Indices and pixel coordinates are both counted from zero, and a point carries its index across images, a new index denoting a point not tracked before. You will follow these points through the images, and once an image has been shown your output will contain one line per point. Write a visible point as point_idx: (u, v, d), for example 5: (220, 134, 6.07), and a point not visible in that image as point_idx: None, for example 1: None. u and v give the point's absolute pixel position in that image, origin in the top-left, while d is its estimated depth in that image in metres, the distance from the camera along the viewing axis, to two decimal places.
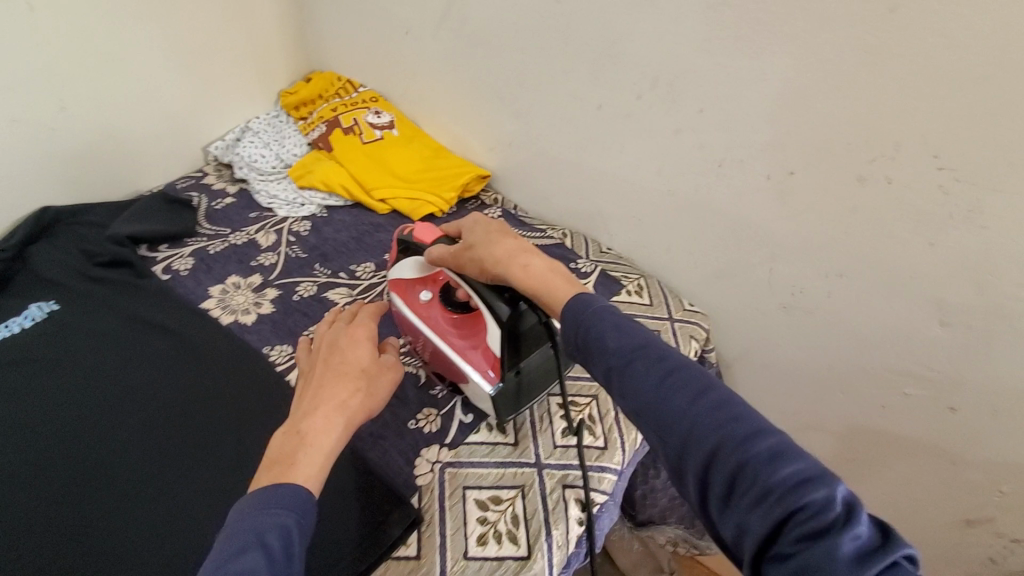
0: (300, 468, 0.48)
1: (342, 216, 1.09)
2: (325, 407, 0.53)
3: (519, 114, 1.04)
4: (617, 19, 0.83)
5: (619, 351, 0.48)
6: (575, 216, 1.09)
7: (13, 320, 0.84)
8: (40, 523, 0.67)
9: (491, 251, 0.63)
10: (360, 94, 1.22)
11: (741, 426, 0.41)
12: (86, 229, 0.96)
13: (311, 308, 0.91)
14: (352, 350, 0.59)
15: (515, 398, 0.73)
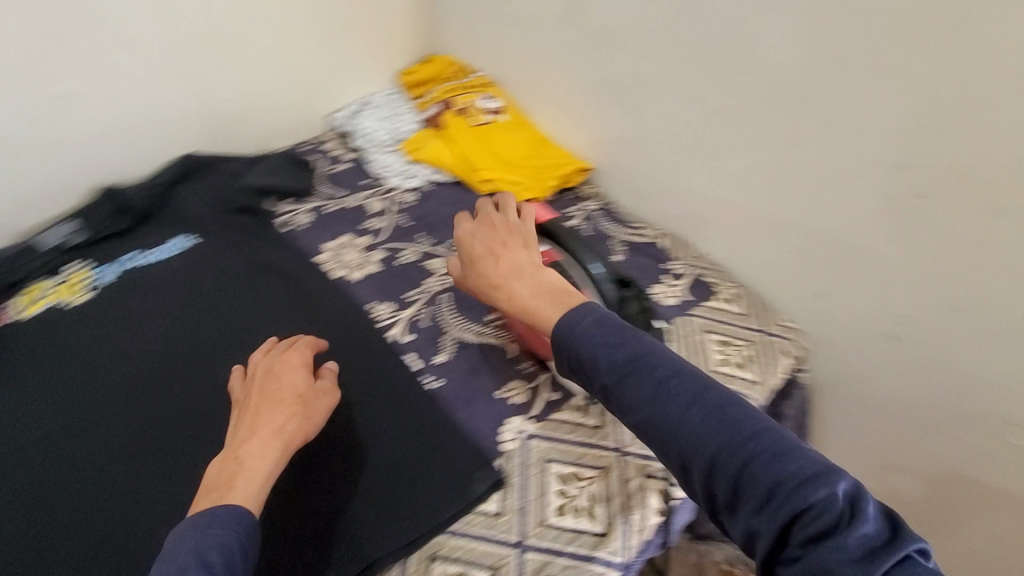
0: (238, 490, 0.56)
1: (446, 192, 1.14)
2: (263, 433, 0.61)
3: (631, 112, 1.05)
4: (757, 23, 0.83)
5: (619, 370, 0.56)
6: (673, 218, 1.08)
7: (158, 249, 0.93)
8: (165, 428, 0.72)
9: (490, 273, 0.71)
10: (473, 79, 1.27)
11: (739, 432, 0.50)
12: (222, 176, 1.05)
13: (412, 273, 0.96)
14: (287, 378, 0.67)
15: None
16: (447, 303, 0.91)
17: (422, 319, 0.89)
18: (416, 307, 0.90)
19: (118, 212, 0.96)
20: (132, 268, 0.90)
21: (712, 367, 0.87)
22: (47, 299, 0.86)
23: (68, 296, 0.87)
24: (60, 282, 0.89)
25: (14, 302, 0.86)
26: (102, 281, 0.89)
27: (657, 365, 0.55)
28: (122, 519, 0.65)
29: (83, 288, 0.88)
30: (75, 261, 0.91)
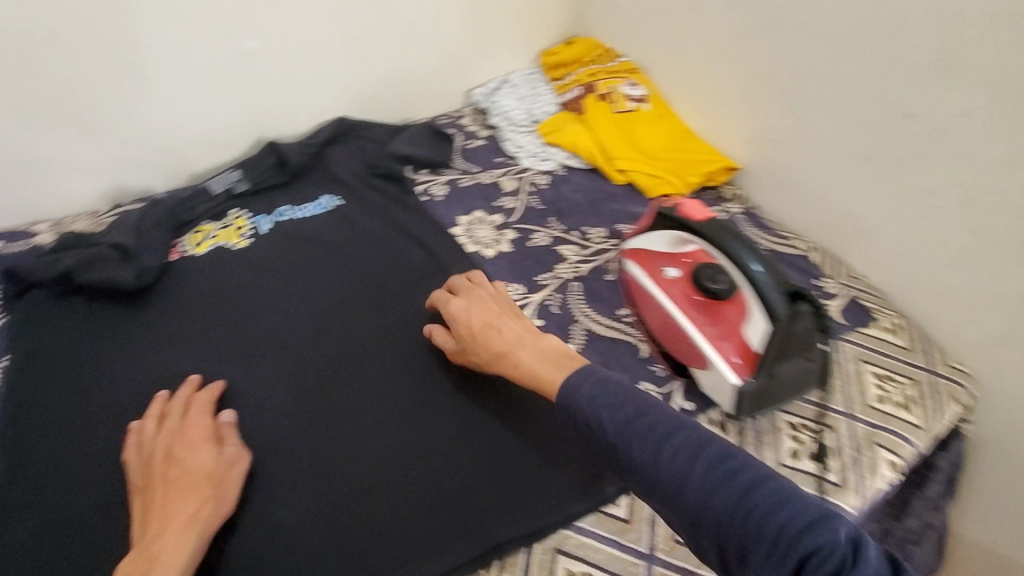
0: None
1: (580, 178, 1.11)
2: (175, 525, 0.55)
3: (802, 111, 0.97)
4: (987, 32, 0.75)
5: (614, 421, 0.53)
6: (828, 231, 1.00)
7: (309, 206, 0.98)
8: (306, 375, 0.76)
9: (491, 344, 0.68)
10: (618, 64, 1.22)
11: (737, 485, 0.47)
12: (370, 142, 1.08)
13: (545, 257, 0.95)
14: (193, 457, 0.61)
15: (759, 401, 0.69)
16: (576, 291, 0.90)
17: (553, 304, 0.87)
18: (548, 291, 0.89)
19: (277, 166, 1.02)
20: (286, 220, 0.96)
21: (867, 402, 0.78)
22: (213, 239, 0.92)
23: (231, 239, 0.92)
24: (225, 224, 0.94)
25: (186, 238, 0.91)
26: (259, 229, 0.94)
27: (653, 415, 0.52)
28: (270, 456, 0.68)
29: (245, 233, 0.93)
30: (237, 208, 0.97)
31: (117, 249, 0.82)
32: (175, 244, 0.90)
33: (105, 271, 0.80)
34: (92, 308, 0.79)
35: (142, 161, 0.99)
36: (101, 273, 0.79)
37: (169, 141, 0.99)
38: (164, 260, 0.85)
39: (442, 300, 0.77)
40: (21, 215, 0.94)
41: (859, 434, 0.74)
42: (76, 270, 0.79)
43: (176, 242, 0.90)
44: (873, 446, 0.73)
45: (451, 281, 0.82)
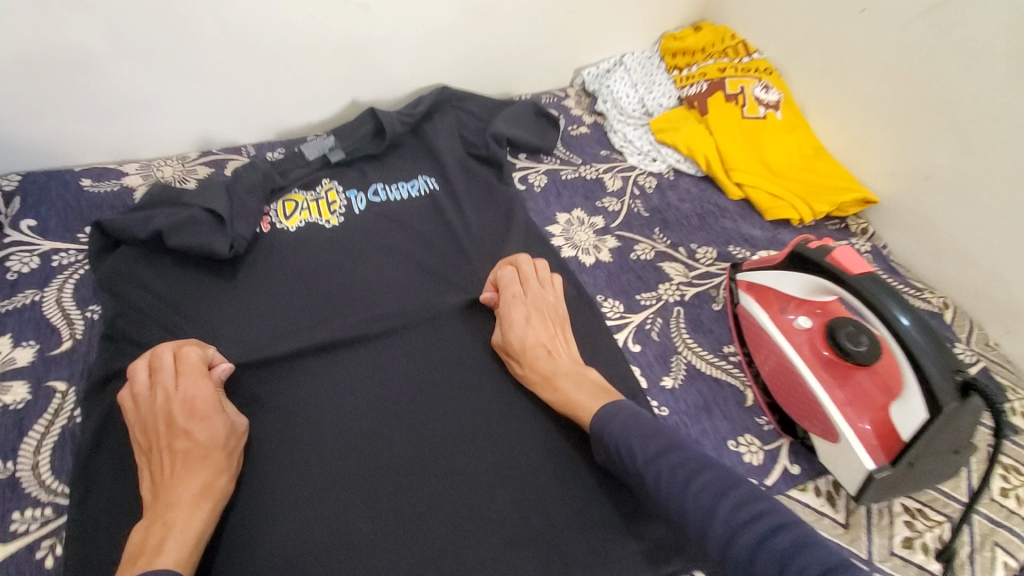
0: (168, 555, 0.50)
1: (689, 185, 1.01)
2: (189, 495, 0.55)
3: (970, 150, 0.84)
4: None
5: (647, 455, 0.56)
6: (968, 288, 0.89)
7: (404, 187, 0.91)
8: (389, 371, 0.72)
9: (537, 363, 0.69)
10: (752, 61, 1.09)
11: (760, 523, 0.48)
12: (469, 116, 1.00)
13: (646, 272, 0.87)
14: (201, 427, 0.59)
15: (889, 490, 0.60)
16: (679, 317, 0.82)
17: (653, 329, 0.80)
18: (650, 312, 0.82)
19: (374, 135, 0.95)
20: (380, 201, 0.90)
21: (994, 498, 0.70)
22: (304, 213, 0.86)
23: (322, 214, 0.86)
24: (317, 197, 0.88)
25: (276, 208, 0.86)
26: (351, 208, 0.88)
27: (684, 450, 0.56)
28: (349, 455, 0.65)
29: (336, 210, 0.87)
30: (327, 178, 0.91)
31: (212, 214, 0.77)
32: (267, 212, 0.85)
33: (199, 236, 0.75)
34: (180, 273, 0.76)
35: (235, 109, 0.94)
36: (196, 238, 0.75)
37: (266, 91, 0.94)
38: (256, 231, 0.81)
39: (504, 286, 0.75)
40: (112, 151, 0.91)
41: (978, 530, 0.67)
42: (169, 232, 0.75)
43: (267, 210, 0.85)
44: (996, 547, 0.66)
45: (512, 266, 0.78)
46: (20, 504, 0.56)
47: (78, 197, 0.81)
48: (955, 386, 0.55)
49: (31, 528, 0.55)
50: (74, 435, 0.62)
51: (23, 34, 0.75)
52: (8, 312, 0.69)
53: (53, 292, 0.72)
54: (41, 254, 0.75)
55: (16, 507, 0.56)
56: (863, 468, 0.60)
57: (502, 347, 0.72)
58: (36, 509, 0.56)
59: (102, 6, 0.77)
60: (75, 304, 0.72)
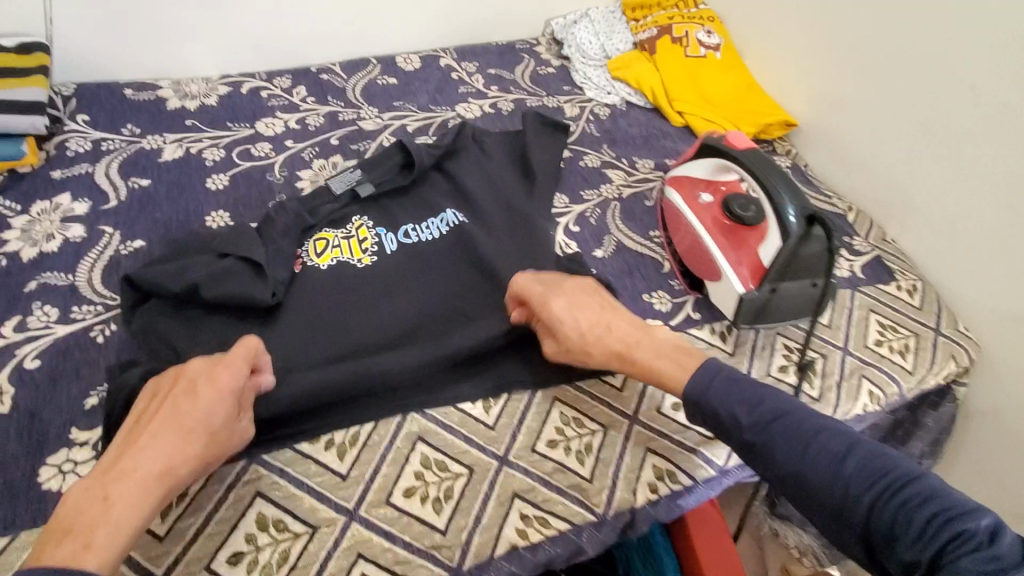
0: (94, 538, 0.47)
1: (639, 114, 1.16)
2: (150, 473, 0.51)
3: (865, 73, 1.00)
4: None
5: (756, 421, 0.59)
6: (870, 196, 1.03)
7: (433, 223, 0.84)
8: None
9: (609, 346, 0.67)
10: (699, 11, 1.24)
11: (885, 479, 0.52)
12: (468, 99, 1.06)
13: (592, 176, 1.02)
14: (201, 405, 0.55)
15: (756, 314, 0.78)
16: (615, 210, 0.97)
17: (591, 216, 0.95)
18: (591, 204, 0.97)
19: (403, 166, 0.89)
20: (411, 241, 0.82)
21: (868, 345, 0.84)
22: (335, 251, 0.80)
23: (354, 254, 0.80)
24: (347, 234, 0.82)
25: (307, 247, 0.80)
26: (383, 248, 0.81)
27: (796, 416, 0.58)
28: None
29: (367, 248, 0.81)
30: (358, 214, 0.85)
31: (249, 262, 0.73)
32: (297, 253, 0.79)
33: (238, 286, 0.71)
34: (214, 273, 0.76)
35: (252, 40, 1.11)
36: (234, 289, 0.70)
37: (279, 26, 1.11)
38: (291, 272, 0.76)
39: (524, 289, 0.70)
40: (147, 70, 1.08)
41: (849, 366, 0.81)
42: (204, 284, 0.70)
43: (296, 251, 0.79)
44: (859, 376, 0.80)
45: (524, 271, 0.73)
46: (75, 301, 0.73)
47: (122, 101, 1.00)
48: (805, 220, 0.74)
49: (85, 317, 0.72)
50: (118, 262, 0.78)
51: None
52: (68, 177, 0.87)
53: (102, 167, 0.89)
54: (94, 140, 0.93)
55: (75, 303, 0.73)
56: (735, 296, 0.77)
57: (560, 342, 0.68)
58: (89, 304, 0.73)
59: None
60: (120, 176, 0.89)
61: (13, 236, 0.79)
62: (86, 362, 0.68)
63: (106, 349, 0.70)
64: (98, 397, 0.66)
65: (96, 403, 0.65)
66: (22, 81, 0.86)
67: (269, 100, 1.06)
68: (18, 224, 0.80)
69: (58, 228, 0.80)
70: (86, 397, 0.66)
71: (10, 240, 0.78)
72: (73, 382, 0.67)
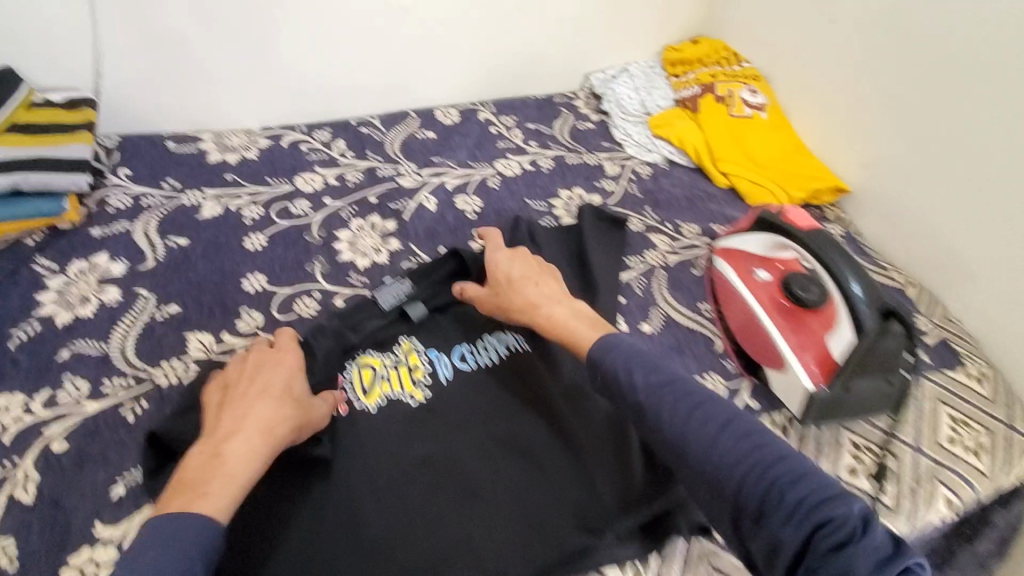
0: (207, 500, 0.53)
1: (681, 174, 1.13)
2: (246, 429, 0.59)
3: (922, 141, 0.96)
4: None
5: (650, 385, 0.58)
6: (930, 268, 0.99)
7: (489, 346, 0.78)
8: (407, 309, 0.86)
9: (529, 295, 0.75)
10: (742, 69, 1.22)
11: (768, 458, 0.51)
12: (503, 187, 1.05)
13: (635, 240, 0.99)
14: (282, 377, 0.66)
15: (826, 411, 0.73)
16: (661, 279, 0.93)
17: (637, 286, 0.91)
18: (635, 272, 0.94)
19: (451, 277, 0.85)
20: (469, 368, 0.76)
21: (941, 443, 0.78)
22: (384, 383, 0.74)
23: (403, 387, 0.73)
24: (395, 360, 0.76)
25: (352, 377, 0.73)
26: (437, 377, 0.75)
27: (687, 386, 0.58)
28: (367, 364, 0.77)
29: (419, 379, 0.74)
30: (405, 334, 0.79)
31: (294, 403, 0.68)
32: (342, 385, 0.73)
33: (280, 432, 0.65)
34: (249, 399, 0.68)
35: (292, 91, 1.11)
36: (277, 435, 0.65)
37: (319, 77, 1.11)
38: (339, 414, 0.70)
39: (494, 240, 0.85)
40: (189, 121, 1.08)
41: (923, 467, 0.75)
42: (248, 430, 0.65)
43: (341, 381, 0.73)
44: (933, 480, 0.74)
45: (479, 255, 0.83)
46: (107, 373, 0.71)
47: (164, 154, 0.99)
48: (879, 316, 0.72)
49: (116, 391, 0.69)
50: (151, 330, 0.76)
51: (136, 17, 0.93)
52: (107, 235, 0.86)
53: (140, 224, 0.88)
54: (134, 195, 0.92)
55: (106, 376, 0.71)
56: (804, 390, 0.73)
57: (490, 286, 0.78)
58: (120, 378, 0.71)
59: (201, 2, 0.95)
60: (158, 234, 0.87)
61: (48, 299, 0.77)
62: (114, 444, 0.65)
63: (135, 428, 0.67)
64: (125, 484, 0.62)
65: (123, 493, 0.62)
66: (68, 138, 0.86)
67: (308, 154, 1.05)
68: (53, 286, 0.79)
69: (94, 291, 0.79)
70: (113, 486, 0.62)
71: (46, 303, 0.77)
72: (100, 468, 0.63)
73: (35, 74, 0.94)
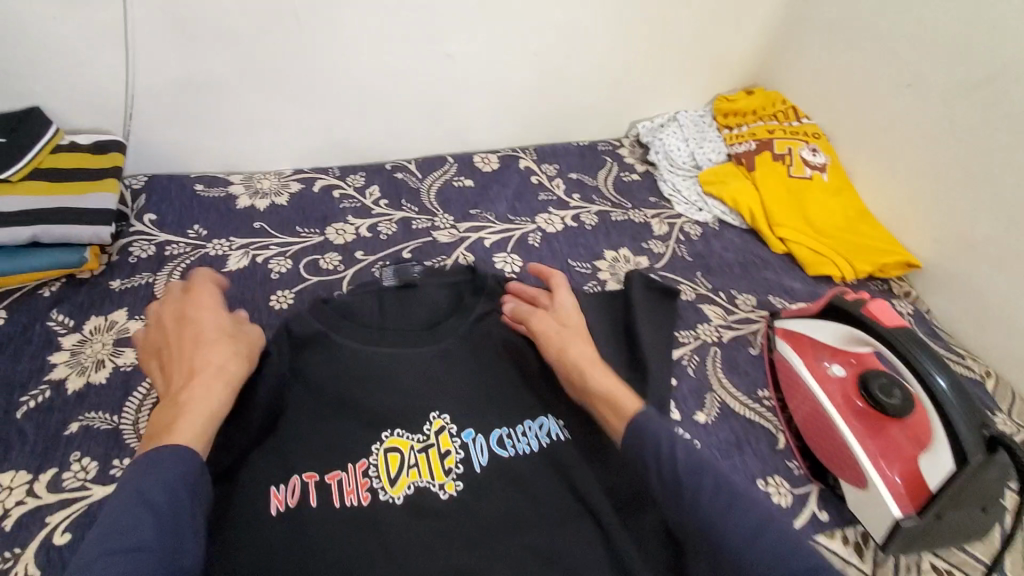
0: (183, 434, 0.55)
1: (733, 235, 1.05)
2: (201, 375, 0.59)
3: (1008, 222, 0.88)
4: None
5: (687, 464, 0.55)
6: (1011, 359, 0.90)
7: (531, 431, 0.69)
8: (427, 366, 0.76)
9: (591, 348, 0.72)
10: (800, 126, 1.16)
11: (804, 563, 0.49)
12: (543, 246, 0.99)
13: (686, 311, 0.91)
14: (207, 318, 0.65)
15: (912, 542, 0.66)
16: (715, 357, 0.86)
17: (690, 365, 0.84)
18: (687, 349, 0.86)
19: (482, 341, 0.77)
20: (508, 457, 0.67)
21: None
22: (410, 471, 0.65)
23: (433, 475, 0.65)
24: (425, 441, 0.67)
25: (375, 461, 0.64)
26: (470, 467, 0.66)
27: (716, 472, 0.55)
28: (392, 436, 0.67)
29: (450, 468, 0.66)
30: (437, 408, 0.69)
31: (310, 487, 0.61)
32: (363, 471, 0.64)
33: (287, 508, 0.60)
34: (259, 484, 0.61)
35: (327, 134, 1.06)
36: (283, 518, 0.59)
37: (356, 120, 1.06)
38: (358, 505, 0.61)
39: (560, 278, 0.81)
40: (220, 161, 1.03)
41: None
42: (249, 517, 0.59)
43: (361, 465, 0.64)
44: None
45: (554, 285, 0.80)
46: (117, 452, 0.65)
47: (192, 198, 0.95)
48: (982, 442, 0.63)
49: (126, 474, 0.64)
50: None
51: (170, 60, 0.89)
52: (127, 288, 0.81)
53: (163, 277, 0.83)
54: (158, 243, 0.87)
55: (116, 455, 0.65)
56: (891, 517, 0.66)
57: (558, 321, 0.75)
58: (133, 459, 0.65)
59: (238, 46, 0.91)
60: None
61: (61, 360, 0.72)
62: None
63: None
64: None
65: None
66: (94, 185, 0.82)
67: (340, 201, 1.00)
68: (68, 345, 0.74)
69: (110, 353, 0.74)
70: None
71: (58, 365, 0.72)
72: None
73: (63, 114, 0.91)
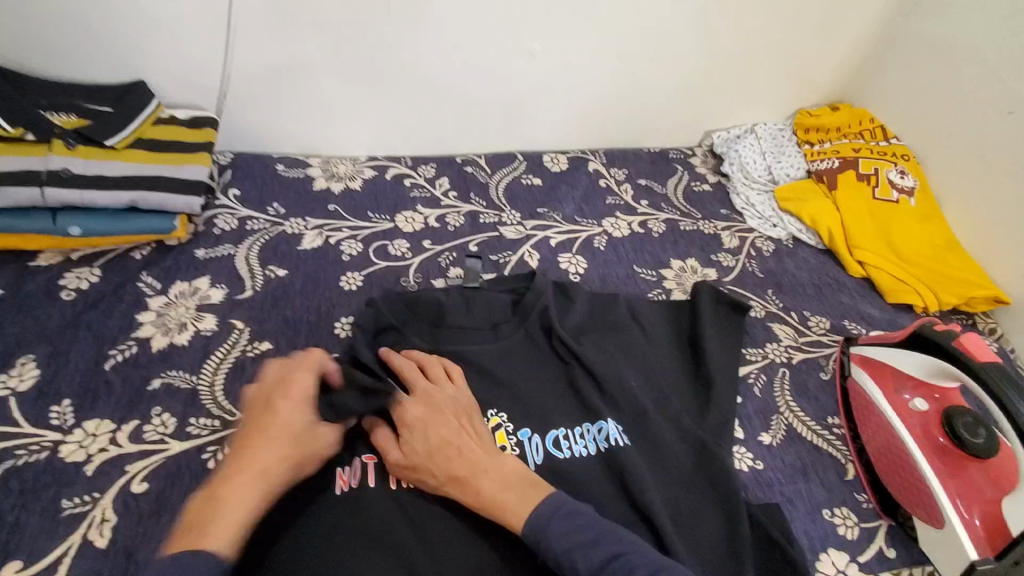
0: (210, 539, 0.47)
1: (807, 255, 1.01)
2: (247, 474, 0.52)
3: None
4: None
5: (593, 564, 0.50)
6: None
7: (589, 436, 0.68)
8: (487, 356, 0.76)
9: (454, 459, 0.58)
10: (889, 146, 1.10)
11: None
12: (608, 250, 0.98)
13: (754, 328, 0.88)
14: (289, 408, 0.57)
15: None
16: (783, 379, 0.82)
17: (756, 384, 0.81)
18: (754, 367, 0.83)
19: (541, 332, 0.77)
20: (564, 458, 0.66)
21: None
22: None
23: None
24: None
25: None
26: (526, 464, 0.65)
27: (632, 555, 0.51)
28: None
29: None
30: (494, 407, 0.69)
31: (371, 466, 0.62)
32: None
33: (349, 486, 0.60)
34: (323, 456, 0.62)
35: (404, 125, 1.08)
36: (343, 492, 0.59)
37: (432, 113, 1.08)
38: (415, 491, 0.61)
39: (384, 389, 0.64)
40: (302, 144, 1.07)
41: None
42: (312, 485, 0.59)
43: None
44: None
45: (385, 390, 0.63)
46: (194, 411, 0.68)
47: (273, 177, 0.98)
48: None
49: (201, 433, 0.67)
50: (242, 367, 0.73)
51: (265, 45, 0.93)
52: (211, 258, 0.85)
53: (243, 250, 0.87)
54: (240, 218, 0.91)
55: (193, 414, 0.68)
56: (968, 560, 0.62)
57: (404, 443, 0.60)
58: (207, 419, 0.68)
59: (329, 34, 0.94)
60: (259, 262, 0.86)
61: (148, 320, 0.76)
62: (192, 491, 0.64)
63: None
64: None
65: None
66: (190, 158, 0.87)
67: (411, 190, 1.02)
68: (155, 306, 0.78)
69: (191, 317, 0.78)
70: None
71: (144, 324, 0.76)
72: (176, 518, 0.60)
73: (164, 90, 0.96)
